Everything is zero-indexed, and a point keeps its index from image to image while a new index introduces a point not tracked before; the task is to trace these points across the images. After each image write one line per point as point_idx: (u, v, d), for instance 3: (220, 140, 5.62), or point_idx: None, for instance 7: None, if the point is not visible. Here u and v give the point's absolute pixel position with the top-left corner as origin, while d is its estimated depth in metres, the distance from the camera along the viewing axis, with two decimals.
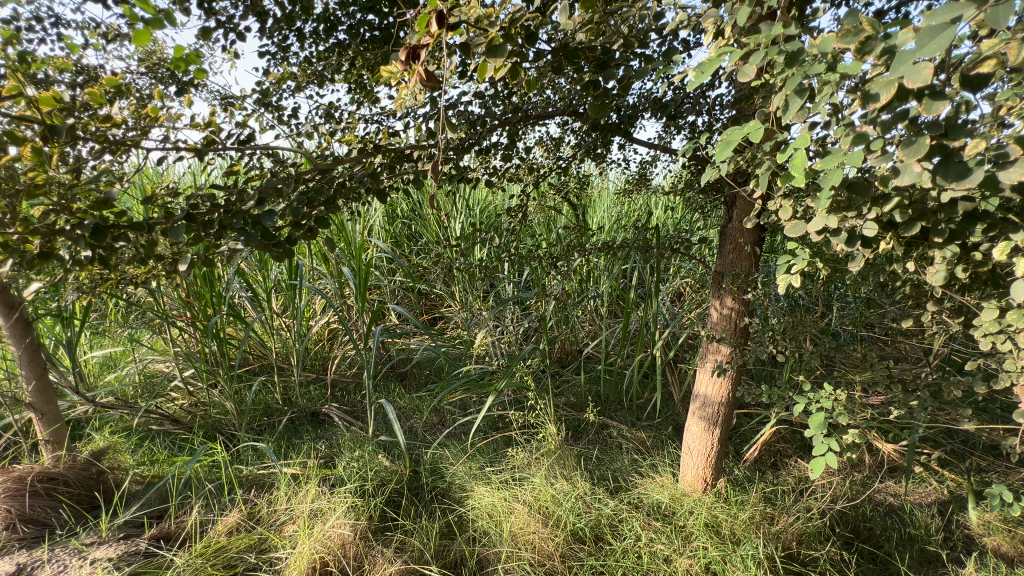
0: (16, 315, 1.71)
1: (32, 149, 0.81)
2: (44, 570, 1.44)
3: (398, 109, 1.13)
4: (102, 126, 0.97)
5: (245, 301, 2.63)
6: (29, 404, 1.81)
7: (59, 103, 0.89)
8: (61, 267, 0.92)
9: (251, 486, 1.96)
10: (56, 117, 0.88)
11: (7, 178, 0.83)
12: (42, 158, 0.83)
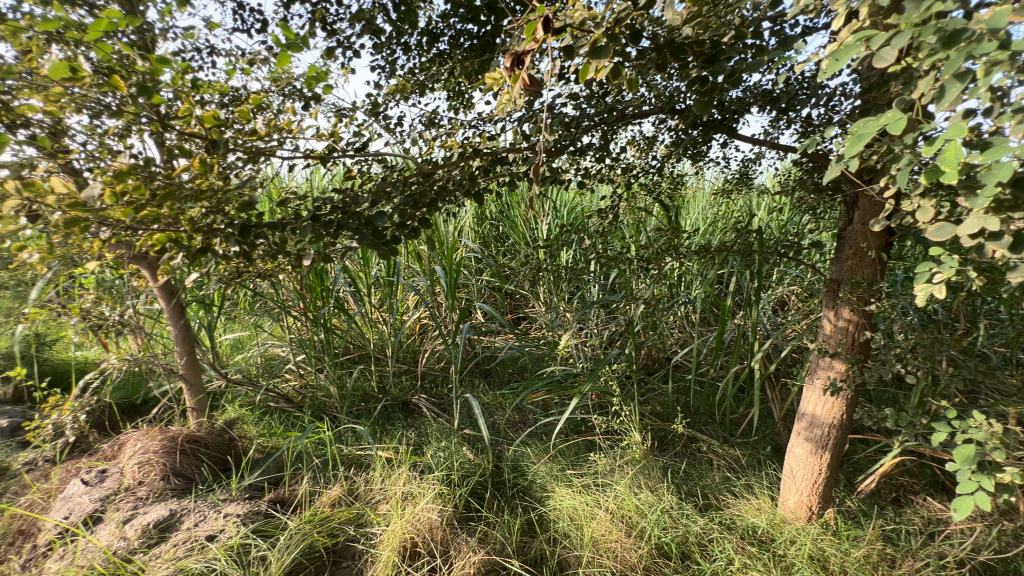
0: (175, 300, 2.03)
1: (199, 159, 0.96)
2: (189, 518, 1.68)
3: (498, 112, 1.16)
4: (248, 139, 1.12)
5: (349, 294, 2.87)
6: (181, 376, 2.14)
7: (217, 120, 1.04)
8: (214, 261, 1.07)
9: (351, 464, 2.14)
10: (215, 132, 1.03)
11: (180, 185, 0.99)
12: (206, 168, 0.98)
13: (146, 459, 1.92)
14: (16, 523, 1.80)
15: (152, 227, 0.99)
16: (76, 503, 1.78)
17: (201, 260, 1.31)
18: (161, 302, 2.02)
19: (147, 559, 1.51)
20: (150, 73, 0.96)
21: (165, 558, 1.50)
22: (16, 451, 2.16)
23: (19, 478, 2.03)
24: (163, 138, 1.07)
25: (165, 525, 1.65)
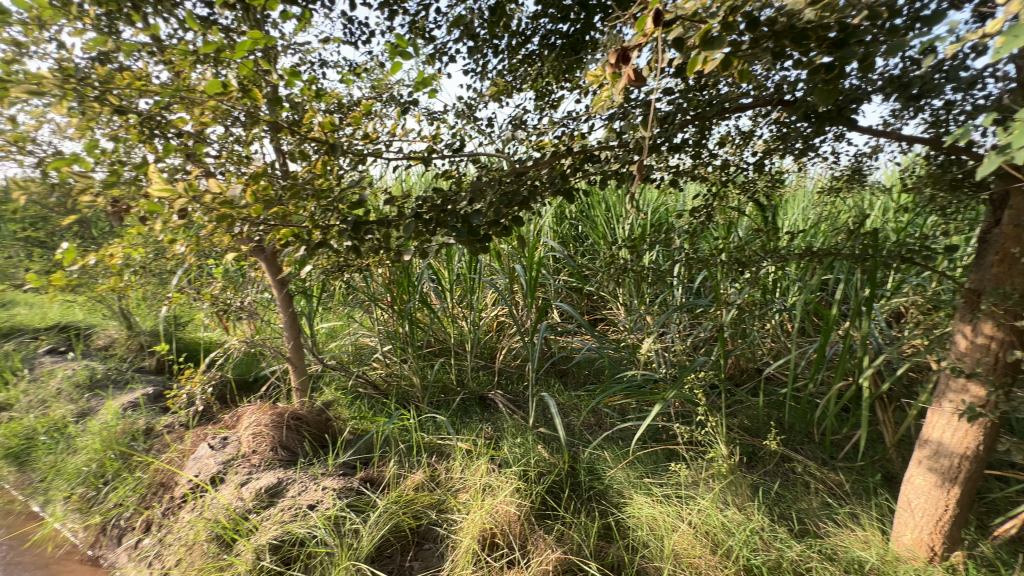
0: (285, 290, 2.26)
1: (321, 161, 1.06)
2: (294, 487, 1.85)
3: (595, 110, 1.15)
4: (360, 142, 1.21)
5: (433, 290, 3.00)
6: (289, 358, 2.38)
7: (334, 126, 1.14)
8: (328, 254, 1.18)
9: (432, 452, 2.24)
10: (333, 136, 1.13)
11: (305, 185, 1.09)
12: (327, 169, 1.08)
13: (259, 431, 2.14)
14: (159, 476, 2.10)
15: (281, 223, 1.11)
16: (204, 464, 2.05)
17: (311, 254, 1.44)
18: (274, 291, 2.25)
19: (259, 520, 1.70)
20: (282, 85, 1.08)
21: (274, 520, 1.68)
22: (159, 415, 2.52)
23: (160, 438, 2.36)
24: (290, 143, 1.19)
25: (274, 491, 1.84)
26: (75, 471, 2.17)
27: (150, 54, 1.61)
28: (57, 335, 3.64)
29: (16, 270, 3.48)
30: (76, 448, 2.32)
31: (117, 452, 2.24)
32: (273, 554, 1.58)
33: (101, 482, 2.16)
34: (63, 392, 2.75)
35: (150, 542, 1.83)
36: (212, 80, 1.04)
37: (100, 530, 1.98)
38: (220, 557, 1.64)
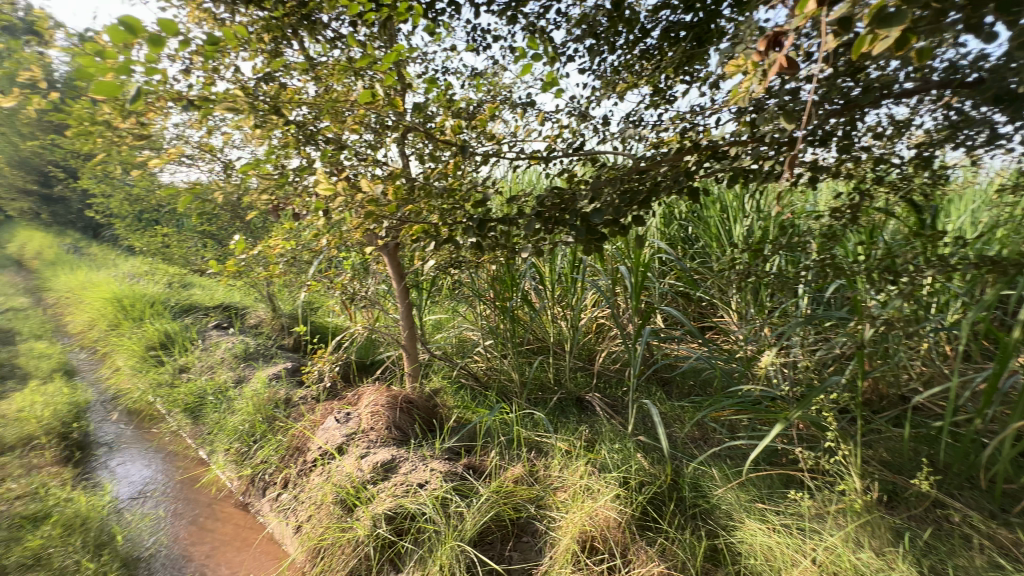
0: (403, 281, 2.45)
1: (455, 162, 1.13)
2: (405, 465, 2.00)
3: (731, 103, 1.08)
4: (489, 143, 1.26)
5: (535, 288, 3.04)
6: (404, 345, 2.57)
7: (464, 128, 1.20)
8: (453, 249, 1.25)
9: (531, 448, 2.27)
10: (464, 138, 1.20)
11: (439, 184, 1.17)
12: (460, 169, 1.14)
13: (376, 410, 2.35)
14: (295, 440, 2.39)
15: (416, 220, 1.20)
16: (331, 434, 2.30)
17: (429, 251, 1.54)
18: (394, 283, 2.45)
19: (376, 491, 1.86)
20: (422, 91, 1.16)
21: (389, 493, 1.82)
22: (295, 387, 2.88)
23: (297, 407, 2.69)
24: (424, 146, 1.28)
25: (389, 466, 2.00)
26: (233, 428, 2.55)
27: (305, 72, 1.83)
28: (221, 313, 4.32)
29: (195, 258, 4.20)
30: (234, 409, 2.73)
31: (264, 415, 2.60)
32: (388, 524, 1.72)
33: (252, 440, 2.51)
34: (225, 360, 3.26)
35: (287, 497, 2.10)
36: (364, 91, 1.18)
37: (249, 481, 2.32)
38: (343, 519, 1.82)
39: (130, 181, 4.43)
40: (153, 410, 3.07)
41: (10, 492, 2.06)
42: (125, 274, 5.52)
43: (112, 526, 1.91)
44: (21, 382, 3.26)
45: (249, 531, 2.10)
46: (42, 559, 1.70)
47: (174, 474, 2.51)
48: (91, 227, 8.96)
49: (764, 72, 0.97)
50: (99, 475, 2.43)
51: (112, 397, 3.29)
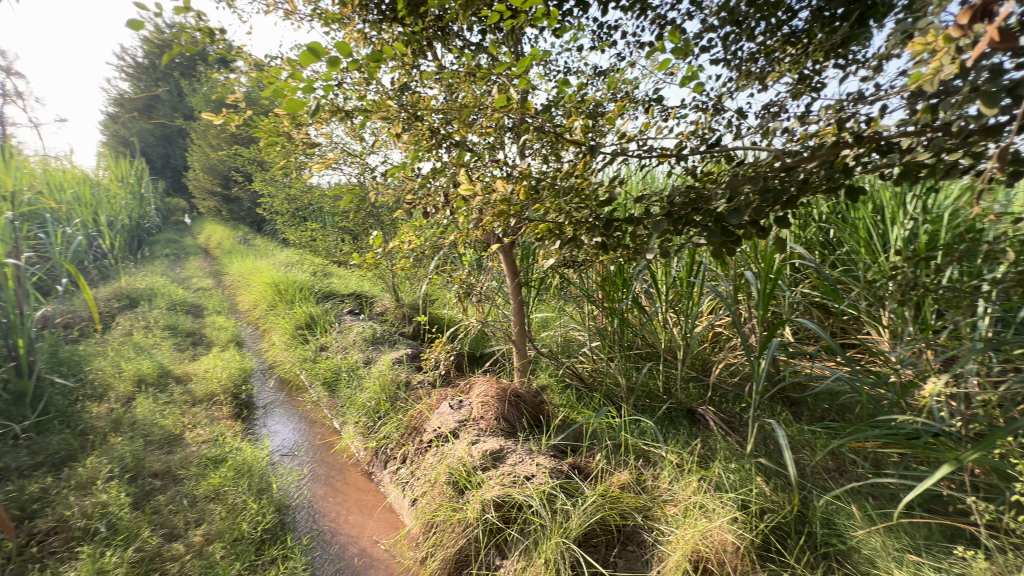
0: (517, 278, 2.52)
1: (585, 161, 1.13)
2: (513, 456, 2.06)
3: (911, 87, 0.94)
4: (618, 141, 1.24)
5: (648, 292, 2.93)
6: (515, 340, 2.65)
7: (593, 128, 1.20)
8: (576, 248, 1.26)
9: (638, 455, 2.20)
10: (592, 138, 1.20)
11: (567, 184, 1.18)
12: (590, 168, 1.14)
13: (487, 401, 2.45)
14: (413, 420, 2.60)
15: (542, 219, 1.24)
16: (445, 419, 2.45)
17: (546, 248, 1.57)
18: (508, 280, 2.54)
19: (485, 477, 1.95)
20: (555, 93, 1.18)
21: (497, 481, 1.90)
22: (413, 372, 3.13)
23: (415, 390, 2.92)
24: (552, 147, 1.30)
25: (497, 455, 2.09)
26: (362, 403, 2.85)
27: (437, 80, 1.98)
28: (353, 300, 4.85)
29: (335, 250, 4.77)
30: (363, 386, 3.05)
31: (387, 395, 2.86)
32: (496, 511, 1.80)
33: (377, 415, 2.77)
34: (356, 343, 3.65)
35: (406, 471, 2.29)
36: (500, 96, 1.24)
37: (374, 453, 2.57)
38: (455, 499, 1.94)
39: (289, 183, 5.16)
40: (299, 381, 3.55)
41: (199, 437, 2.54)
42: (281, 263, 6.46)
43: (269, 475, 2.23)
44: (206, 348, 3.98)
45: (373, 498, 2.33)
46: (219, 494, 2.07)
47: (314, 438, 2.88)
48: (257, 223, 10.60)
49: (960, 49, 0.83)
50: (259, 432, 2.87)
51: (269, 367, 3.87)
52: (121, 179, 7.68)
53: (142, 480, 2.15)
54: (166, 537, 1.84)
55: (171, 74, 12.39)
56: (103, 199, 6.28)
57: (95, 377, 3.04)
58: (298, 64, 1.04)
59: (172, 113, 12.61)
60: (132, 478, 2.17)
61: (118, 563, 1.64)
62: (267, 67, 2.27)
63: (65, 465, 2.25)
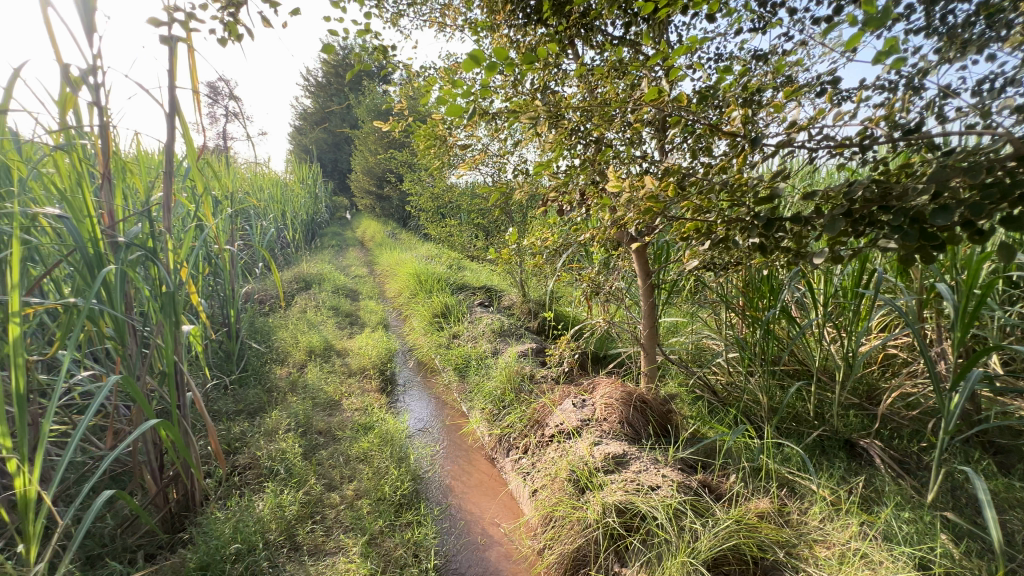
0: (649, 280, 2.42)
1: (745, 154, 1.03)
2: (636, 463, 1.99)
3: None
4: (786, 133, 1.11)
5: (801, 302, 2.59)
6: (643, 343, 2.55)
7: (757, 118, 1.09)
8: (727, 249, 1.16)
9: (781, 484, 1.97)
10: (755, 128, 1.09)
11: (721, 180, 1.09)
12: (750, 161, 1.04)
13: (611, 403, 2.40)
14: (536, 413, 2.66)
15: (689, 218, 1.17)
16: (568, 416, 2.47)
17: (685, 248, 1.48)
18: (640, 281, 2.45)
19: (606, 480, 1.92)
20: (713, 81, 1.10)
21: (619, 486, 1.85)
22: (537, 366, 3.20)
23: (539, 384, 2.99)
24: (705, 140, 1.21)
25: (620, 460, 2.03)
26: (489, 391, 3.01)
27: (579, 79, 1.98)
28: (484, 293, 5.12)
29: (470, 245, 5.09)
30: (490, 375, 3.21)
31: (513, 386, 2.97)
32: (618, 516, 1.75)
33: (501, 404, 2.90)
34: (485, 333, 3.86)
35: (527, 462, 2.36)
36: (650, 89, 1.20)
37: (498, 440, 2.68)
38: (575, 497, 1.94)
39: (433, 183, 5.63)
40: (434, 365, 3.87)
41: (353, 404, 2.93)
42: (422, 255, 7.09)
43: (407, 447, 2.46)
44: (360, 328, 4.56)
45: (495, 483, 2.44)
46: (367, 457, 2.35)
47: (445, 419, 3.10)
48: (403, 218, 11.77)
49: None
50: (400, 406, 3.19)
51: (409, 349, 4.29)
52: (303, 181, 9.13)
53: (311, 435, 2.55)
54: (326, 486, 2.16)
55: (342, 90, 14.35)
56: (290, 197, 7.54)
57: (280, 345, 3.68)
58: (461, 69, 1.13)
59: (342, 123, 14.63)
60: (303, 432, 2.58)
61: (292, 501, 1.97)
62: (424, 77, 2.49)
63: (258, 414, 2.76)
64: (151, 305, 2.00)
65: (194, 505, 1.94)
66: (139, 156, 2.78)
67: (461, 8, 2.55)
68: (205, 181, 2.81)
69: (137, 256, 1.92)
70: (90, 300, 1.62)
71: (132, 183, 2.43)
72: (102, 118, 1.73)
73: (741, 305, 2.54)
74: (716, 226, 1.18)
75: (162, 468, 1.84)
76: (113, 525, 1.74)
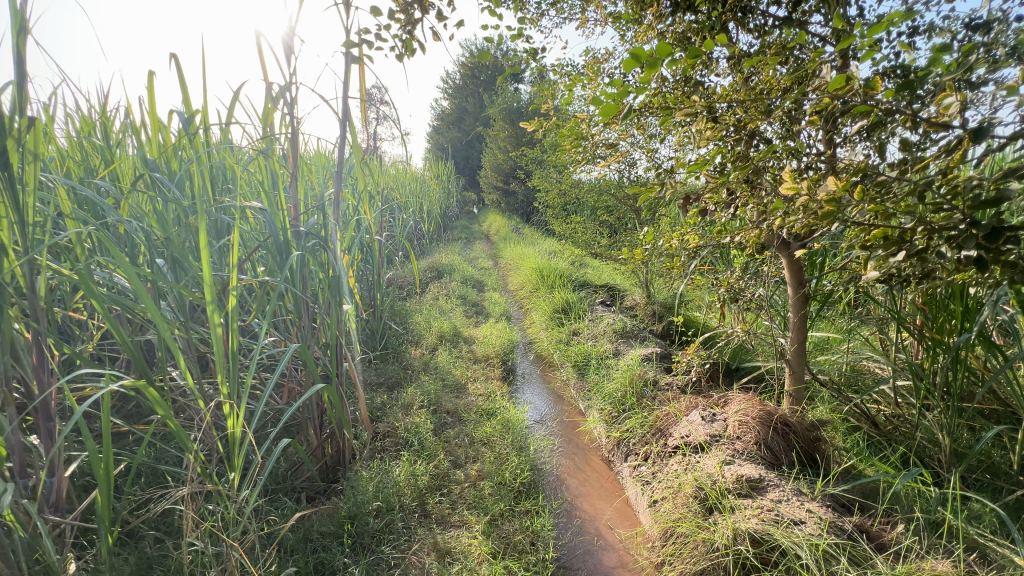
0: (801, 290, 2.15)
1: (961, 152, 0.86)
2: (775, 492, 1.80)
3: None
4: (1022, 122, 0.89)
5: (1009, 328, 2.09)
6: (789, 360, 2.28)
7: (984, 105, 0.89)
8: (925, 263, 0.98)
9: (968, 547, 1.62)
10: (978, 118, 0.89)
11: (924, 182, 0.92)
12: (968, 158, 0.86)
13: (746, 421, 2.20)
14: (659, 422, 2.55)
15: (874, 225, 1.01)
16: (695, 429, 2.32)
17: (858, 255, 1.28)
18: (790, 290, 2.19)
19: (738, 504, 1.77)
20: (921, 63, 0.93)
21: (754, 513, 1.70)
22: (661, 372, 3.05)
23: (662, 391, 2.85)
24: (902, 133, 1.03)
25: (755, 485, 1.86)
26: (609, 392, 2.95)
27: (731, 68, 1.83)
28: (605, 291, 5.04)
29: (594, 242, 5.04)
30: (610, 376, 3.15)
31: (634, 390, 2.88)
32: (752, 546, 1.61)
33: (621, 407, 2.83)
34: (606, 333, 3.79)
35: (647, 470, 2.28)
36: (833, 78, 1.05)
37: (616, 443, 2.62)
38: (701, 516, 1.83)
39: (560, 180, 5.68)
40: (553, 360, 3.91)
41: (477, 389, 3.11)
42: (545, 251, 7.21)
43: (527, 438, 2.54)
44: (485, 318, 4.80)
45: (613, 486, 2.39)
46: (490, 441, 2.48)
47: (563, 414, 3.12)
48: (526, 213, 12.06)
49: None
50: (520, 396, 3.29)
51: (529, 341, 4.40)
52: (439, 177, 9.84)
53: (440, 414, 2.76)
54: (452, 463, 2.33)
55: (477, 91, 15.11)
56: (427, 193, 8.19)
57: (415, 328, 4.03)
58: (623, 67, 1.15)
59: (475, 123, 15.48)
60: (434, 410, 2.81)
61: (424, 472, 2.16)
62: (563, 75, 2.51)
63: (396, 389, 3.07)
64: (321, 286, 2.33)
65: (344, 460, 2.22)
66: (317, 157, 3.25)
67: (604, 2, 2.50)
68: (365, 177, 3.19)
69: (314, 243, 2.25)
70: (280, 280, 1.95)
71: (310, 180, 2.85)
72: (294, 126, 2.06)
73: (918, 325, 2.11)
74: (910, 235, 1.00)
75: (323, 426, 2.15)
76: (286, 467, 2.08)
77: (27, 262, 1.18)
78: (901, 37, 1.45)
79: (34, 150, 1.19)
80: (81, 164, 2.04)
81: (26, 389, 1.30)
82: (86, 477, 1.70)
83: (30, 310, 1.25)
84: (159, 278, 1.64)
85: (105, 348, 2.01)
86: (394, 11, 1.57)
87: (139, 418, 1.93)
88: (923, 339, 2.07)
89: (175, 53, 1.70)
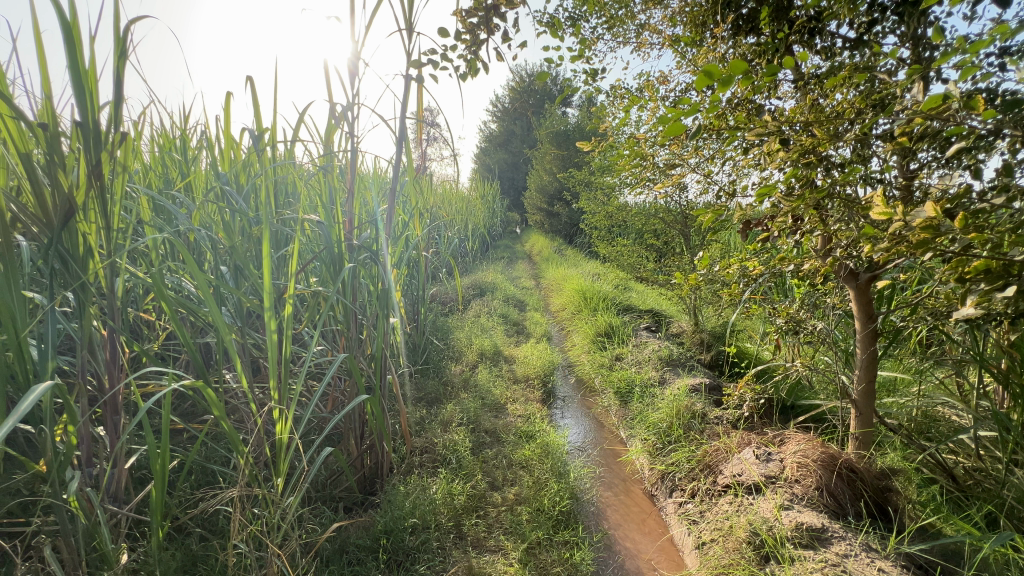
0: (871, 326, 1.98)
1: None
2: (839, 545, 1.65)
3: None
4: None
5: None
6: (855, 401, 2.09)
7: None
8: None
9: None
10: None
11: None
12: None
13: (806, 464, 2.04)
14: (708, 457, 2.41)
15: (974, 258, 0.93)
16: (748, 467, 2.18)
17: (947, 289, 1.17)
18: (858, 324, 2.02)
19: (799, 555, 1.64)
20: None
21: (817, 567, 1.56)
22: (711, 404, 2.90)
23: (712, 425, 2.70)
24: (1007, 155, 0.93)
25: (817, 535, 1.72)
26: (653, 422, 2.82)
27: (798, 90, 1.75)
28: (651, 318, 4.90)
29: (640, 266, 4.95)
30: (655, 405, 3.01)
31: (681, 421, 2.74)
32: None
33: (667, 438, 2.69)
34: (652, 359, 3.66)
35: (695, 509, 2.15)
36: (929, 98, 0.96)
37: (660, 476, 2.49)
38: (755, 564, 1.71)
39: (607, 201, 5.65)
40: (593, 385, 3.80)
41: (517, 410, 3.07)
42: (589, 273, 7.14)
43: (565, 463, 2.45)
44: (526, 338, 4.76)
45: (655, 522, 2.26)
46: (529, 465, 2.43)
47: (604, 442, 3.01)
48: (570, 235, 12.07)
49: None
50: (559, 420, 3.21)
51: (570, 364, 4.32)
52: (485, 195, 9.94)
53: (479, 433, 2.73)
54: (489, 485, 2.29)
55: (526, 114, 15.39)
56: (473, 212, 8.37)
57: (456, 344, 4.05)
58: (693, 85, 1.13)
59: (522, 144, 15.79)
60: (473, 428, 2.78)
61: (461, 492, 2.12)
62: (616, 97, 2.50)
63: (436, 405, 3.07)
64: (371, 299, 2.37)
65: (382, 474, 2.21)
66: (372, 174, 3.37)
67: (660, 25, 2.50)
68: (416, 194, 3.26)
69: (365, 256, 2.30)
70: (332, 290, 2.00)
71: (365, 196, 2.94)
72: (353, 144, 2.14)
73: (1003, 369, 1.89)
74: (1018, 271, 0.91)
75: (364, 437, 2.16)
76: (326, 476, 2.08)
77: (109, 264, 1.26)
78: (991, 55, 1.34)
79: (123, 163, 1.28)
80: (161, 176, 2.19)
81: (99, 383, 1.37)
82: (143, 470, 1.78)
83: (109, 309, 1.32)
84: (222, 285, 1.71)
85: (170, 348, 2.13)
86: (460, 32, 1.62)
87: (193, 416, 2.01)
88: (1010, 386, 1.84)
89: (250, 76, 1.81)
